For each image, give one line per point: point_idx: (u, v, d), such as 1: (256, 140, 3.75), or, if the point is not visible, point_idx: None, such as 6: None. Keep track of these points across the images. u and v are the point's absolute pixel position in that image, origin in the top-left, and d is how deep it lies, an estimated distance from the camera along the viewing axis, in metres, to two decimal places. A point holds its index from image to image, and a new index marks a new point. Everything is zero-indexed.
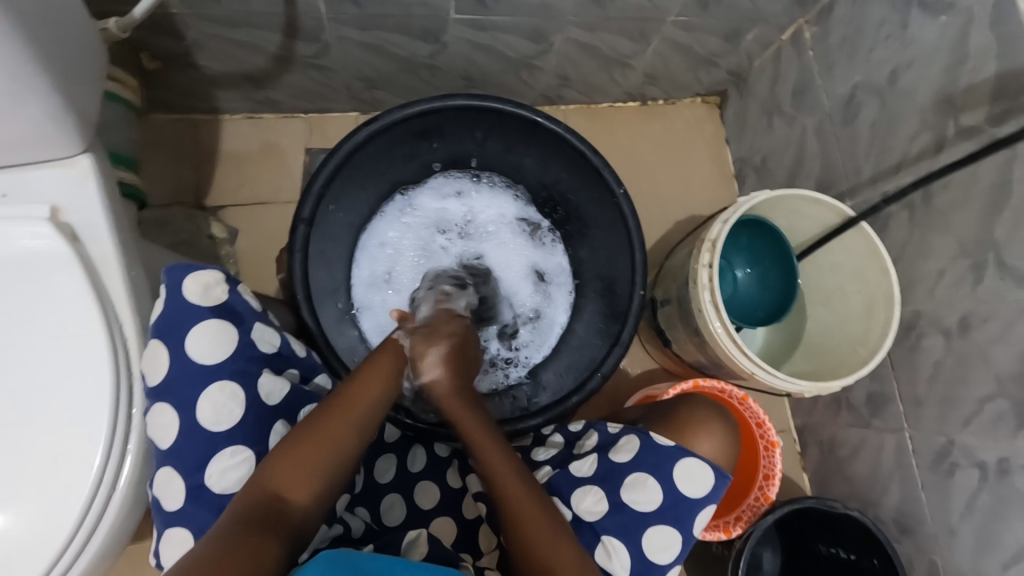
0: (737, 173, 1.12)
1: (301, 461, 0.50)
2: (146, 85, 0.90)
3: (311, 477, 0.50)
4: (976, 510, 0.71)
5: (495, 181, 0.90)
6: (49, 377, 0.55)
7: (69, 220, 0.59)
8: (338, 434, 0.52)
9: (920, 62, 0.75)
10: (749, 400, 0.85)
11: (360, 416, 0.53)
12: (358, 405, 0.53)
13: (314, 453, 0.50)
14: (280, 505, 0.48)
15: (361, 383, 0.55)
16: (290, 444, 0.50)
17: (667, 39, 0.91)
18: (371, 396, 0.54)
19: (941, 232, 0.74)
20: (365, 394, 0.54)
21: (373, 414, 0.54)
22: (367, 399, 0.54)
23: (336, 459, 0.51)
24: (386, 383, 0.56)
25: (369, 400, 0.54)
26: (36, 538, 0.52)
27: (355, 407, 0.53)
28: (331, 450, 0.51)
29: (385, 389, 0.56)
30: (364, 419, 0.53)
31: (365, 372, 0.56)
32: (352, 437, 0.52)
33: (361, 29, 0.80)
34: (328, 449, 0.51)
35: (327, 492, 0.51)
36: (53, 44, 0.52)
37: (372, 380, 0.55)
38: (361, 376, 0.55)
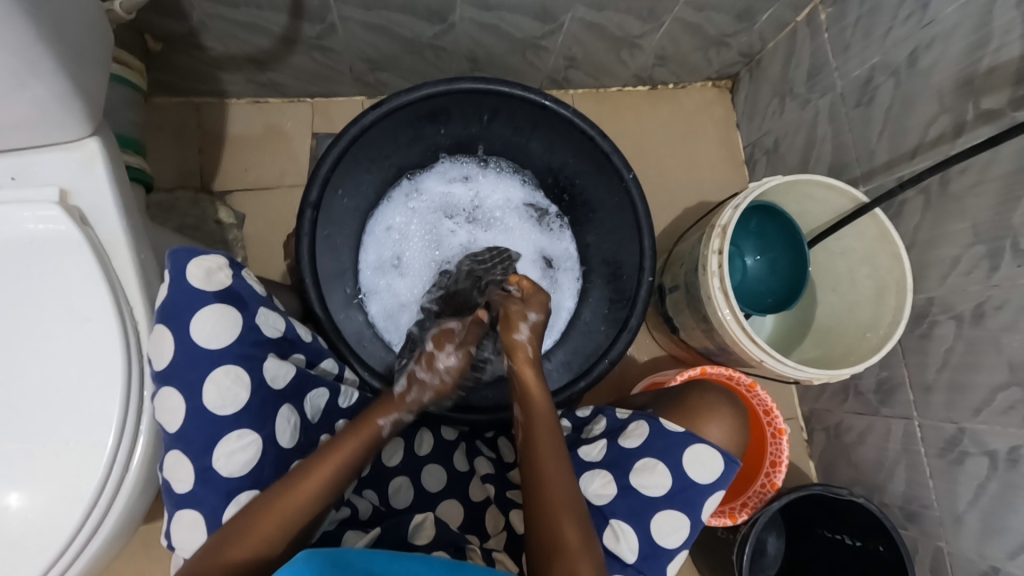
0: (747, 158, 1.10)
1: (232, 554, 0.48)
2: (152, 68, 0.90)
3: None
4: (984, 497, 0.70)
5: (501, 166, 0.90)
6: (62, 359, 0.56)
7: (76, 203, 0.60)
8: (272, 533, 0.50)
9: (940, 43, 0.73)
10: (757, 388, 0.83)
11: (290, 519, 0.51)
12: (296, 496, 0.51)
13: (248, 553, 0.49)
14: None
15: (310, 475, 0.53)
16: (222, 540, 0.49)
17: (679, 19, 0.89)
18: (309, 490, 0.52)
19: (956, 217, 0.72)
20: (307, 487, 0.52)
21: (303, 518, 0.51)
22: (301, 500, 0.51)
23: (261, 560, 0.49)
24: (325, 483, 0.53)
25: (309, 495, 0.52)
26: (52, 517, 0.53)
27: (294, 500, 0.51)
28: (269, 546, 0.50)
29: (332, 484, 0.53)
30: (302, 514, 0.51)
31: (313, 465, 0.53)
32: (276, 547, 0.50)
33: (368, 9, 0.78)
34: (261, 546, 0.49)
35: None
36: (60, 25, 0.51)
37: (323, 469, 0.53)
38: (309, 466, 0.53)
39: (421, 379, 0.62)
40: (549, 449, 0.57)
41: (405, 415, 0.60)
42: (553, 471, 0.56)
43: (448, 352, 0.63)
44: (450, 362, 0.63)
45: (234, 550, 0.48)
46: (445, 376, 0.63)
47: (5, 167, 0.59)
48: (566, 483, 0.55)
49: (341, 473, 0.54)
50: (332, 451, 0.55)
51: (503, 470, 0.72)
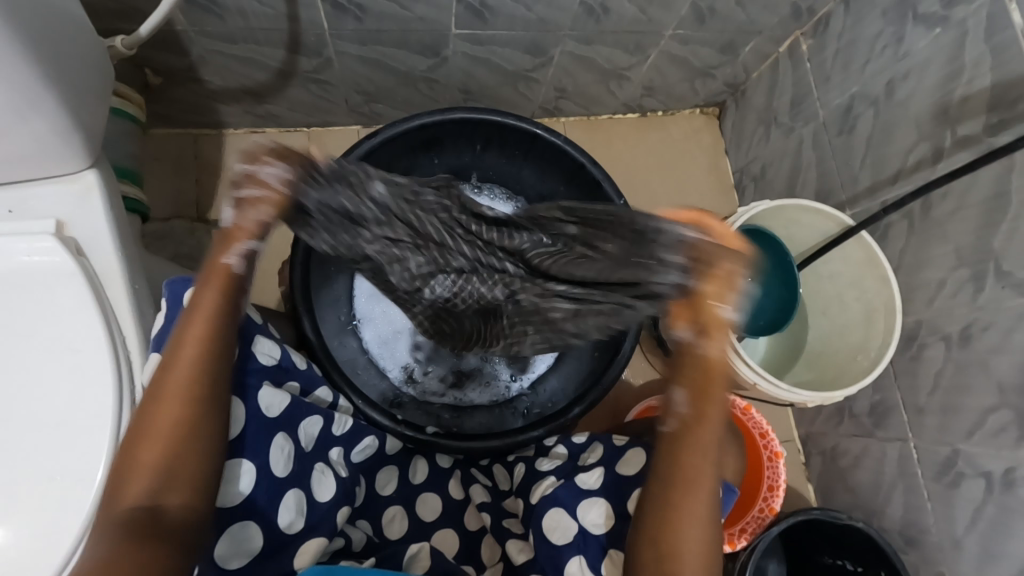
0: (735, 183, 1.12)
1: (145, 458, 0.48)
2: (151, 101, 0.91)
3: (172, 474, 0.48)
4: (982, 520, 0.70)
5: (495, 193, 0.90)
6: (53, 392, 0.56)
7: (73, 234, 0.60)
8: (169, 427, 0.49)
9: (915, 73, 0.76)
10: (752, 410, 0.86)
11: (177, 396, 0.50)
12: (173, 388, 0.50)
13: (159, 453, 0.48)
14: (149, 512, 0.47)
15: (176, 365, 0.50)
16: (124, 460, 0.49)
17: (665, 52, 0.92)
18: (183, 378, 0.50)
19: (940, 241, 0.74)
20: (181, 372, 0.50)
21: (188, 388, 0.50)
22: (180, 373, 0.50)
23: (173, 446, 0.49)
24: (189, 355, 0.51)
25: (184, 378, 0.50)
26: (36, 555, 0.52)
27: (174, 389, 0.50)
28: (176, 434, 0.49)
29: (203, 358, 0.51)
30: (188, 396, 0.50)
31: (170, 359, 0.50)
32: (180, 423, 0.49)
33: (363, 44, 0.81)
34: (171, 438, 0.49)
35: (213, 479, 0.50)
36: (61, 64, 0.53)
37: (182, 356, 0.51)
38: (166, 365, 0.51)
39: (245, 200, 0.53)
40: (703, 447, 0.55)
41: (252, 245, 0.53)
42: (702, 468, 0.55)
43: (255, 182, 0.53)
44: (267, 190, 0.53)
45: (143, 448, 0.49)
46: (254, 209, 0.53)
47: (2, 200, 0.59)
48: (710, 478, 0.55)
49: (203, 337, 0.51)
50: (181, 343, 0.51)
51: (498, 499, 0.71)
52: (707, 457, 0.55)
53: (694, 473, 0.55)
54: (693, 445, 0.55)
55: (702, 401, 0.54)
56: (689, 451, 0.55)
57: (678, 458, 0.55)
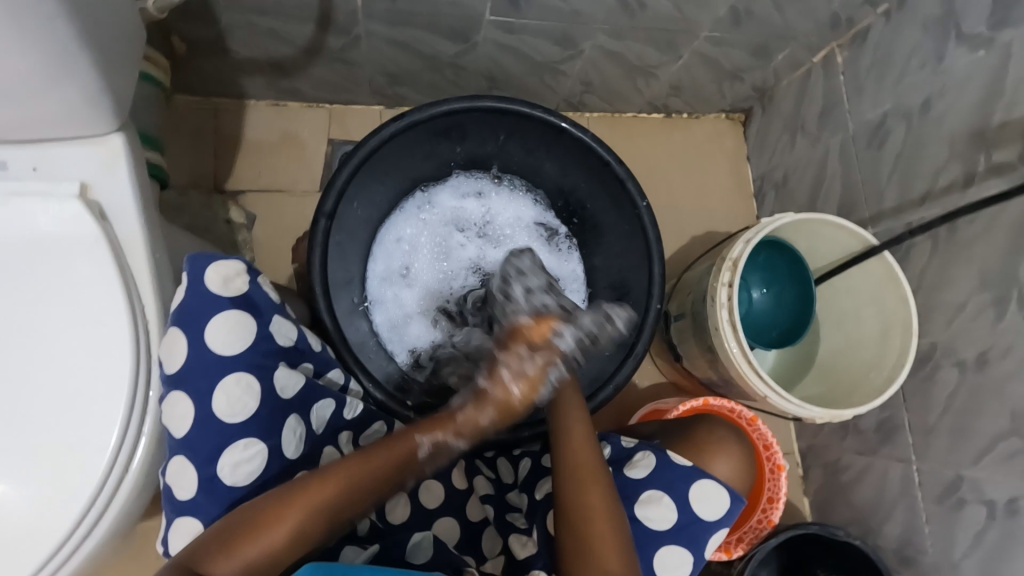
0: (755, 191, 1.11)
1: (243, 558, 0.48)
2: (175, 67, 0.90)
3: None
4: (981, 545, 0.71)
5: (514, 185, 0.90)
6: (70, 356, 0.56)
7: (96, 198, 0.60)
8: (283, 540, 0.49)
9: (954, 94, 0.74)
10: (758, 422, 0.83)
11: (309, 523, 0.50)
12: (312, 503, 0.50)
13: (261, 553, 0.48)
14: None
15: (319, 491, 0.51)
16: (216, 544, 0.48)
17: (697, 52, 0.91)
18: (328, 505, 0.51)
19: (964, 265, 0.73)
20: (331, 494, 0.51)
21: (317, 525, 0.50)
22: (321, 506, 0.51)
23: (273, 559, 0.49)
24: (339, 497, 0.51)
25: (335, 497, 0.51)
26: (47, 517, 0.52)
27: (308, 513, 0.50)
28: (278, 554, 0.49)
29: (353, 496, 0.52)
30: (328, 516, 0.51)
31: (328, 481, 0.51)
32: (288, 546, 0.49)
33: (394, 23, 0.80)
34: (272, 555, 0.49)
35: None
36: (95, 24, 0.52)
37: (344, 478, 0.52)
38: (322, 480, 0.51)
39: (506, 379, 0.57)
40: (581, 438, 0.60)
41: (450, 440, 0.55)
42: (588, 456, 0.59)
43: (521, 357, 0.57)
44: (518, 372, 0.57)
45: (245, 546, 0.48)
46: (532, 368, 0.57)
47: (26, 157, 0.59)
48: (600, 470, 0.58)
49: (358, 489, 0.52)
50: (351, 466, 0.53)
51: (502, 491, 0.71)
52: (586, 448, 0.59)
53: (583, 462, 0.58)
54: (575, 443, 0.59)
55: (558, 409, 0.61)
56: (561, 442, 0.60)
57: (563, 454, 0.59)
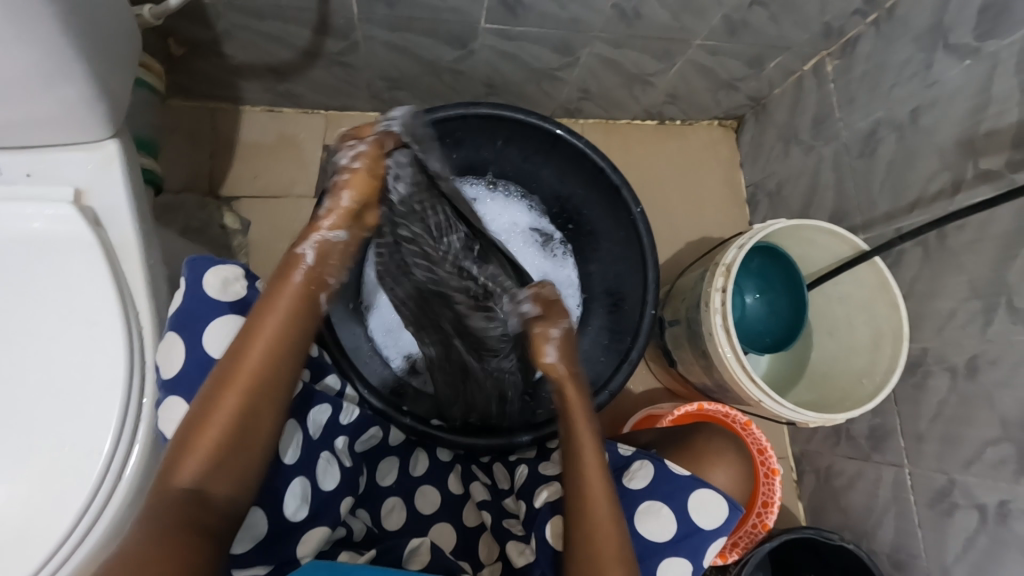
0: (749, 198, 1.12)
1: (203, 443, 0.46)
2: (171, 72, 0.90)
3: (227, 462, 0.46)
4: (973, 550, 0.71)
5: (509, 190, 0.90)
6: (63, 361, 0.55)
7: (91, 204, 0.60)
8: (233, 405, 0.47)
9: (943, 103, 0.76)
10: (752, 426, 0.83)
11: (254, 377, 0.48)
12: (246, 372, 0.48)
13: (215, 440, 0.46)
14: (196, 498, 0.45)
15: (252, 346, 0.49)
16: (178, 445, 0.46)
17: (692, 60, 0.92)
18: (264, 355, 0.49)
19: (954, 272, 0.74)
20: (257, 355, 0.49)
21: (266, 374, 0.49)
22: (261, 356, 0.49)
23: (238, 430, 0.47)
24: (272, 341, 0.50)
25: (264, 355, 0.49)
26: (39, 525, 0.52)
27: (248, 369, 0.48)
28: (239, 423, 0.47)
29: (286, 336, 0.50)
30: (262, 377, 0.49)
31: (252, 334, 0.49)
32: (248, 410, 0.48)
33: (392, 30, 0.80)
34: (234, 426, 0.47)
35: (260, 471, 0.48)
36: (93, 29, 0.52)
37: (270, 325, 0.50)
38: (250, 335, 0.50)
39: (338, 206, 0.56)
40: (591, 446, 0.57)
41: (327, 234, 0.54)
42: (593, 461, 0.56)
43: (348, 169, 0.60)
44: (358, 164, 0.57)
45: (201, 430, 0.46)
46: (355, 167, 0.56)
47: (21, 163, 0.59)
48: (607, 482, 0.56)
49: (287, 333, 0.51)
50: (262, 322, 0.50)
51: (499, 498, 0.71)
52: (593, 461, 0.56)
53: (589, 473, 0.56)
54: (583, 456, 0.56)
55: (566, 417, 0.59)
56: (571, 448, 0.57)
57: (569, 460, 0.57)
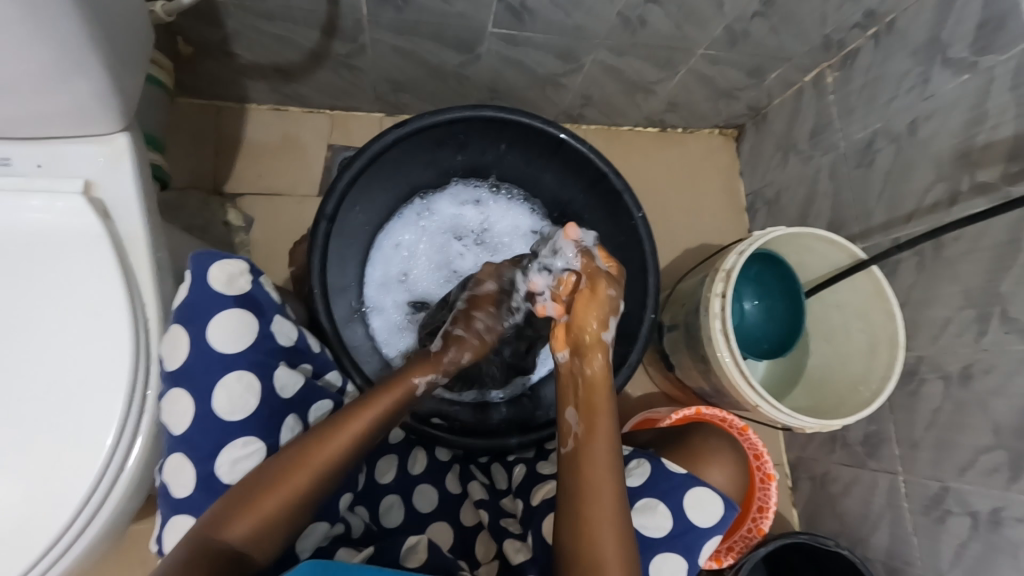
0: (748, 206, 1.14)
1: (259, 511, 0.49)
2: (179, 70, 0.91)
3: (268, 533, 0.49)
4: (966, 558, 0.72)
5: (513, 194, 0.91)
6: (68, 353, 0.55)
7: (100, 195, 0.60)
8: (299, 484, 0.50)
9: (939, 115, 0.77)
10: (749, 432, 0.82)
11: (326, 465, 0.51)
12: (319, 455, 0.51)
13: (274, 509, 0.49)
14: (234, 560, 0.47)
15: (338, 433, 0.52)
16: (242, 495, 0.49)
17: (694, 70, 0.93)
18: (342, 445, 0.52)
19: (949, 281, 0.75)
20: (337, 446, 0.52)
21: (336, 467, 0.52)
22: (340, 446, 0.52)
23: (292, 510, 0.50)
24: (355, 441, 0.53)
25: (340, 449, 0.52)
26: (40, 514, 0.52)
27: (322, 454, 0.51)
28: (295, 504, 0.50)
29: (367, 436, 0.54)
30: (328, 473, 0.51)
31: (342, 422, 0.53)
32: (310, 493, 0.50)
33: (399, 33, 0.81)
34: (290, 506, 0.50)
35: (290, 543, 0.51)
36: (108, 25, 0.53)
37: (355, 420, 0.54)
38: (340, 422, 0.53)
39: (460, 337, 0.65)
40: (603, 456, 0.56)
41: (440, 377, 0.62)
42: (604, 474, 0.55)
43: (489, 312, 0.68)
44: (489, 326, 0.67)
45: (261, 496, 0.49)
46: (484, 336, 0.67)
47: (32, 155, 0.59)
48: (617, 498, 0.55)
49: (371, 433, 0.54)
50: (350, 418, 0.54)
51: (496, 497, 0.71)
52: (603, 476, 0.55)
53: (598, 484, 0.55)
54: (595, 466, 0.56)
55: (589, 416, 0.58)
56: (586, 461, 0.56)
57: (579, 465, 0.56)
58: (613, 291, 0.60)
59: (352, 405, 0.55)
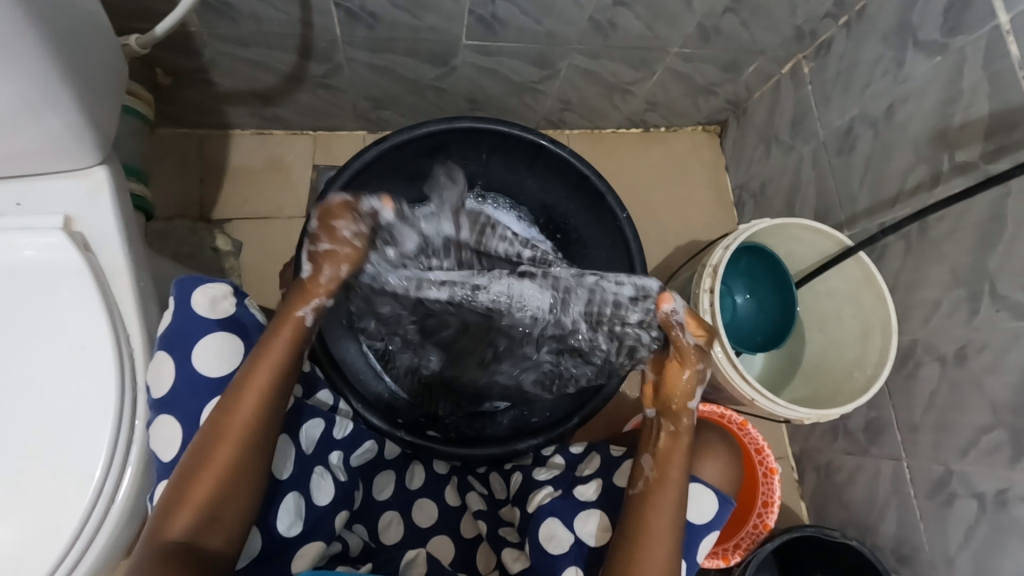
0: (735, 200, 1.14)
1: (193, 496, 0.49)
2: (160, 100, 0.92)
3: (211, 515, 0.49)
4: (974, 541, 0.71)
5: (498, 202, 0.91)
6: (54, 387, 0.55)
7: (81, 229, 0.60)
8: (220, 461, 0.50)
9: (914, 98, 0.78)
10: (748, 426, 0.84)
11: (239, 436, 0.51)
12: (231, 430, 0.51)
13: (205, 490, 0.49)
14: (186, 547, 0.48)
15: (238, 403, 0.52)
16: (172, 494, 0.49)
17: (670, 68, 0.94)
18: (248, 414, 0.52)
19: (936, 262, 0.75)
20: (242, 413, 0.52)
21: (250, 430, 0.52)
22: (245, 411, 0.52)
23: (226, 486, 0.50)
24: (257, 402, 0.52)
25: (245, 417, 0.52)
26: (32, 550, 0.52)
27: (233, 427, 0.51)
28: (224, 479, 0.50)
29: (268, 390, 0.53)
30: (247, 440, 0.51)
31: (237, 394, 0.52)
32: (236, 465, 0.50)
33: (374, 50, 0.82)
34: (221, 480, 0.50)
35: (244, 519, 0.51)
36: (78, 60, 0.54)
37: (254, 384, 0.53)
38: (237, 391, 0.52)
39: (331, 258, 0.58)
40: (669, 494, 0.58)
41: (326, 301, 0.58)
42: (666, 509, 0.58)
43: (350, 221, 0.59)
44: (358, 231, 0.60)
45: (192, 482, 0.49)
46: (354, 242, 0.59)
47: (10, 193, 0.60)
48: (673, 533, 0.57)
49: (269, 391, 0.53)
50: (242, 384, 0.52)
51: (495, 507, 0.70)
52: (665, 517, 0.57)
53: (655, 517, 0.57)
54: (659, 505, 0.58)
55: (664, 464, 0.60)
56: (653, 495, 0.58)
57: (640, 495, 0.59)
58: (696, 370, 0.63)
59: (238, 373, 0.54)
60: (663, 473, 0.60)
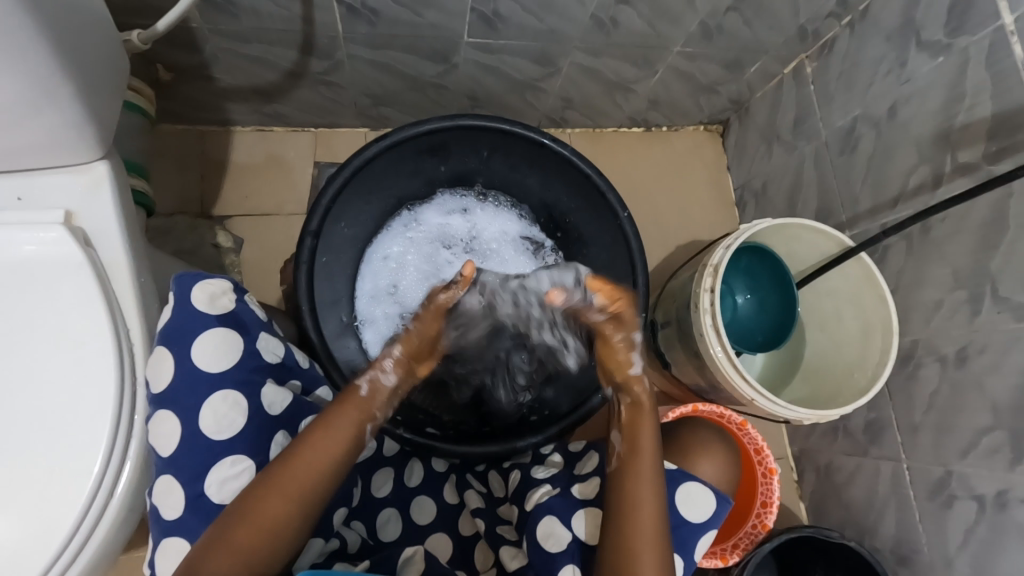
0: (736, 200, 1.14)
1: (238, 541, 0.48)
2: (161, 96, 0.92)
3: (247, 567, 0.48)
4: (973, 542, 0.71)
5: (500, 201, 0.91)
6: (53, 382, 0.56)
7: (81, 224, 0.61)
8: (276, 510, 0.50)
9: (917, 98, 0.77)
10: (748, 426, 0.81)
11: (301, 488, 0.51)
12: (294, 480, 0.51)
13: (251, 537, 0.48)
14: None
15: (306, 454, 0.53)
16: (218, 533, 0.48)
17: (672, 67, 0.93)
18: (314, 468, 0.52)
19: (938, 263, 0.75)
20: (310, 465, 0.52)
21: (313, 486, 0.52)
22: (313, 465, 0.52)
23: (273, 539, 0.49)
24: (327, 458, 0.53)
25: (308, 476, 0.52)
26: (30, 545, 0.52)
27: (299, 478, 0.51)
28: (274, 530, 0.49)
29: (338, 449, 0.54)
30: (307, 495, 0.51)
31: (308, 446, 0.53)
32: (287, 518, 0.50)
33: (376, 47, 0.82)
34: (269, 531, 0.49)
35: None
36: (79, 55, 0.54)
37: (325, 441, 0.54)
38: (308, 442, 0.53)
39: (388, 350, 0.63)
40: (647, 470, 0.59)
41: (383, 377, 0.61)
42: (646, 482, 0.58)
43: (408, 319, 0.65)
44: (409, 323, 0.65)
45: (239, 526, 0.48)
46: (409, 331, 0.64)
47: (11, 188, 0.60)
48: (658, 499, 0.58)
49: (340, 449, 0.54)
50: (308, 440, 0.53)
51: (493, 506, 0.70)
52: (647, 488, 0.58)
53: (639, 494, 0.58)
54: (637, 482, 0.58)
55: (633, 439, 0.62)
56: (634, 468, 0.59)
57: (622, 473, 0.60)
58: (621, 336, 0.64)
59: (308, 429, 0.54)
60: (637, 448, 0.61)
